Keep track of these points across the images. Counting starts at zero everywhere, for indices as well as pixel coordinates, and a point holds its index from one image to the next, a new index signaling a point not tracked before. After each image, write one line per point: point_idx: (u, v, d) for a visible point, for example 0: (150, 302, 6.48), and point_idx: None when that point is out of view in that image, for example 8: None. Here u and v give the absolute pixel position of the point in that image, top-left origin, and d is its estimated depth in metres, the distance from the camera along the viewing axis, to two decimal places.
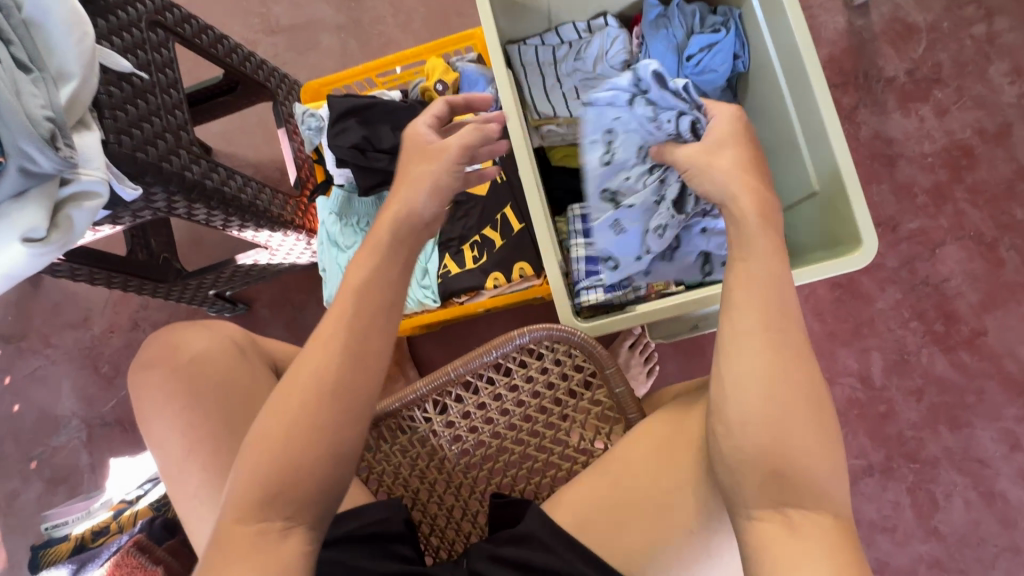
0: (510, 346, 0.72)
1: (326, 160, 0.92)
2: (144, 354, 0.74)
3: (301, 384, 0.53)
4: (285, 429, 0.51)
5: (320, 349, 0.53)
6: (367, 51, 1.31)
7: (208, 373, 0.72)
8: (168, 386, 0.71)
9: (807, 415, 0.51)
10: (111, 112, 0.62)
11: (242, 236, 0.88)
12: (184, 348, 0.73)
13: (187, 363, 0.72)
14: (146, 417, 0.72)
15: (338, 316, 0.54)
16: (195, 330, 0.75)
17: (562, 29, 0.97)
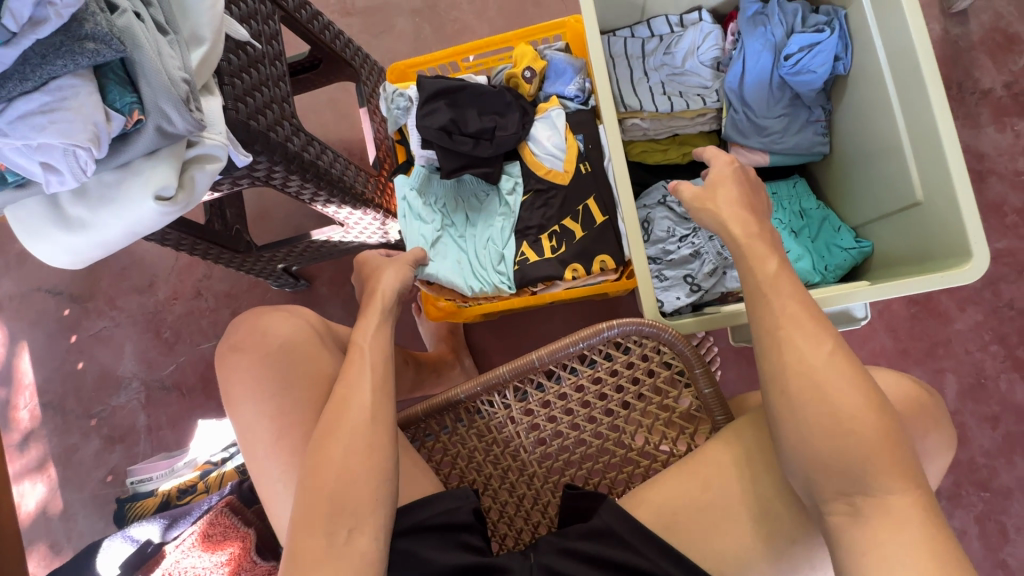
0: (597, 339, 0.71)
1: (410, 139, 0.92)
2: (230, 338, 0.75)
3: (339, 418, 0.62)
4: (337, 451, 0.60)
5: (352, 391, 0.63)
6: (440, 36, 1.31)
7: (292, 359, 0.72)
8: (252, 372, 0.71)
9: (856, 390, 0.52)
10: (230, 79, 0.63)
11: (325, 211, 0.89)
12: (271, 334, 0.73)
13: (273, 350, 0.72)
14: (231, 400, 0.72)
15: (361, 358, 0.66)
16: (278, 316, 0.75)
17: (654, 22, 0.96)
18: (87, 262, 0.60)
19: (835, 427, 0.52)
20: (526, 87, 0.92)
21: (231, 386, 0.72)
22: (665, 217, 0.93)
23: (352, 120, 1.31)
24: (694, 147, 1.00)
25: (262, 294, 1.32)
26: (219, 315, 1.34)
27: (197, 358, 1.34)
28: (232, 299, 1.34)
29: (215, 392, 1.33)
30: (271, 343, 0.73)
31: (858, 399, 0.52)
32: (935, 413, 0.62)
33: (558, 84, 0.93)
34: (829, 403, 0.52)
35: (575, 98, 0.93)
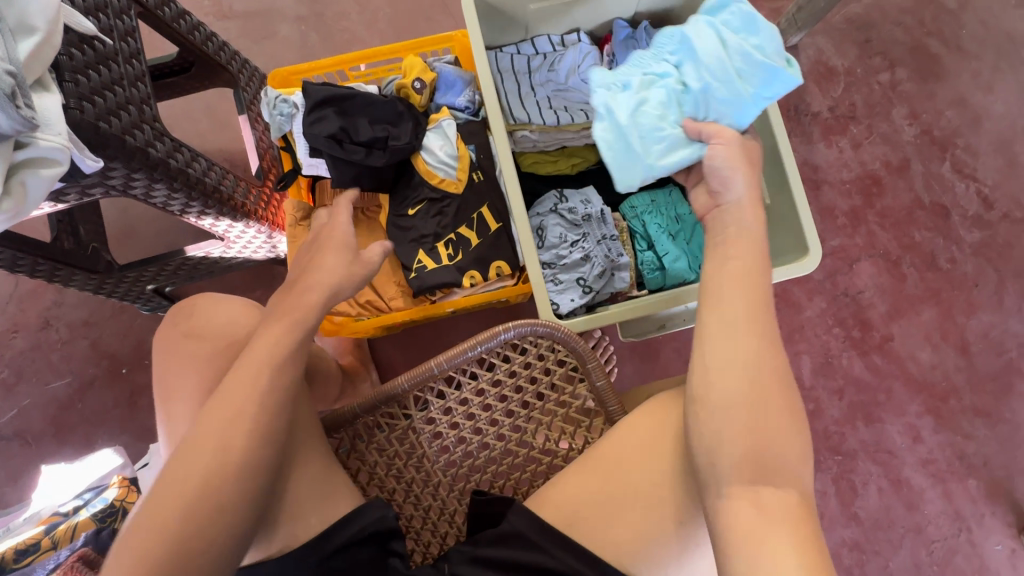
0: (494, 341, 0.73)
1: (297, 147, 0.88)
2: (185, 324, 0.67)
3: (203, 435, 0.54)
4: (196, 471, 0.53)
5: (241, 383, 0.56)
6: (328, 44, 1.28)
7: (242, 363, 0.66)
8: (192, 370, 0.65)
9: (774, 416, 0.54)
10: (72, 75, 0.56)
11: (200, 224, 0.82)
12: (240, 322, 0.68)
13: (241, 341, 0.66)
14: (165, 398, 0.65)
15: (260, 364, 0.57)
16: (228, 307, 0.69)
17: (537, 41, 1.01)
18: None
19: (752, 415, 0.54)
20: (416, 97, 0.92)
21: (165, 376, 0.66)
22: (557, 224, 0.99)
23: (233, 128, 1.22)
24: (582, 159, 1.06)
25: (128, 320, 1.17)
26: (74, 347, 1.16)
27: (46, 400, 1.15)
28: (90, 327, 1.17)
29: (69, 437, 1.14)
30: (238, 333, 0.67)
31: (773, 422, 0.54)
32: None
33: (449, 95, 0.94)
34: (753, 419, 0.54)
35: (466, 109, 0.95)
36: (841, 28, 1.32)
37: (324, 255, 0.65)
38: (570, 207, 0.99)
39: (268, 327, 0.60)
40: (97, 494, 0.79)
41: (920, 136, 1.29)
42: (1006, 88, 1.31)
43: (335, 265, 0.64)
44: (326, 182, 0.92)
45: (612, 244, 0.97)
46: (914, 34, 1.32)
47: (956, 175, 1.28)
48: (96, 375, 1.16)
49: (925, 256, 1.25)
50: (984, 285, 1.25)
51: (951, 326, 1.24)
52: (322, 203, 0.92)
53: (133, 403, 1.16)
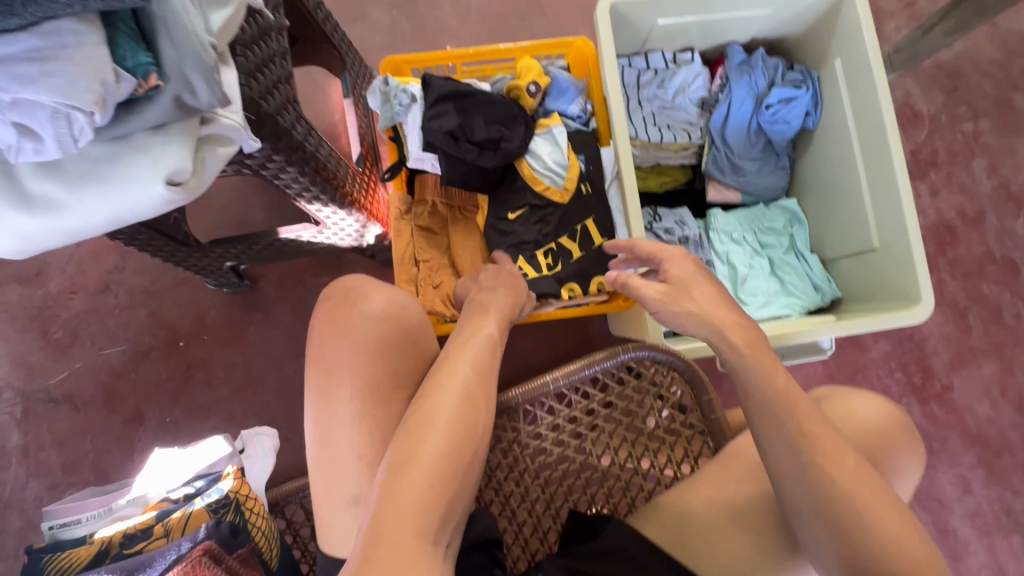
0: (612, 362, 0.71)
1: (407, 139, 0.86)
2: (360, 306, 0.66)
3: (435, 409, 0.56)
4: (434, 443, 0.54)
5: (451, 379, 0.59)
6: (418, 33, 1.25)
7: (412, 350, 0.66)
8: (361, 353, 0.64)
9: (865, 492, 0.51)
10: (243, 51, 0.54)
11: (307, 208, 0.80)
12: (410, 309, 0.68)
13: (412, 328, 0.67)
14: (323, 376, 0.65)
15: (476, 351, 0.62)
16: (390, 294, 0.68)
17: (651, 55, 0.99)
18: (35, 247, 0.47)
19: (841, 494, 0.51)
20: (529, 100, 0.90)
21: (319, 357, 0.66)
22: (652, 242, 0.97)
23: (315, 107, 1.19)
24: (671, 178, 1.06)
25: (191, 292, 1.15)
26: (132, 314, 1.13)
27: (98, 365, 1.12)
28: (150, 296, 1.14)
29: (119, 407, 1.11)
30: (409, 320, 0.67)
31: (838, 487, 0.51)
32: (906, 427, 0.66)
33: (561, 102, 0.92)
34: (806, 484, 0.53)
35: (577, 118, 0.93)
36: (930, 72, 1.31)
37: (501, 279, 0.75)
38: (666, 227, 0.98)
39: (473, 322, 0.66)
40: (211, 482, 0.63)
41: (997, 190, 1.29)
42: None
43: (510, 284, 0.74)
44: (428, 175, 0.90)
45: (707, 270, 0.96)
46: (1000, 87, 1.32)
47: None
48: (152, 346, 1.13)
49: (991, 309, 1.26)
50: None
51: (1010, 382, 1.24)
52: (422, 198, 0.90)
53: (188, 378, 1.13)
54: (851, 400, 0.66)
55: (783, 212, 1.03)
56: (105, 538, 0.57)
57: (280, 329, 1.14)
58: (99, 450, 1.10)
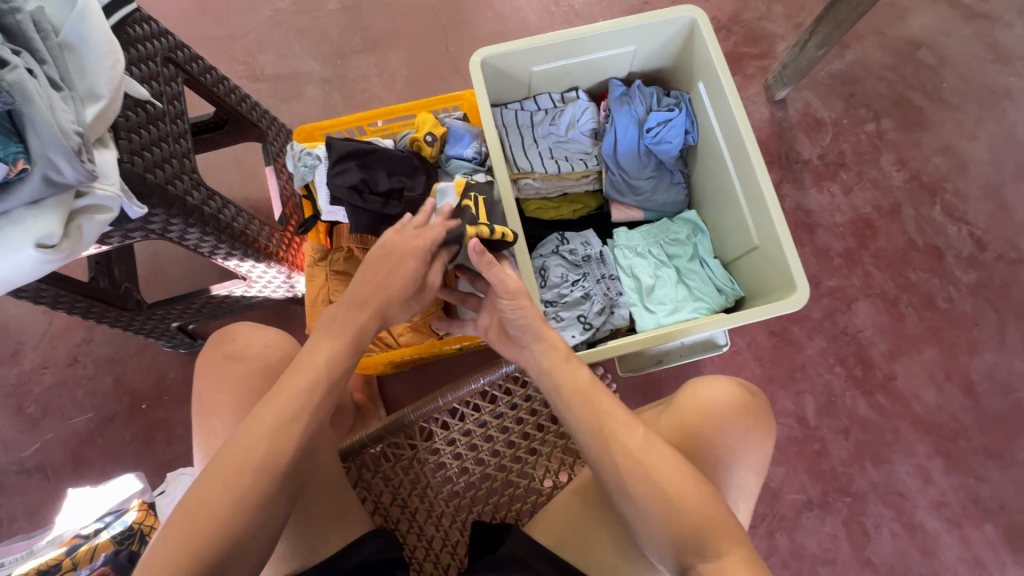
0: (497, 374, 0.76)
1: (318, 195, 0.96)
2: (227, 347, 0.72)
3: (262, 424, 0.58)
4: (247, 451, 0.56)
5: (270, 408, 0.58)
6: (349, 103, 1.40)
7: (273, 384, 0.71)
8: (229, 388, 0.69)
9: (676, 488, 0.57)
10: (127, 134, 0.64)
11: (227, 265, 0.89)
12: (274, 346, 0.73)
13: (274, 364, 0.72)
14: (203, 412, 0.70)
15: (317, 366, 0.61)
16: (264, 334, 0.74)
17: (539, 98, 1.10)
18: None
19: (661, 503, 0.57)
20: (428, 149, 1.01)
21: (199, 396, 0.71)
22: (559, 264, 1.04)
23: (259, 177, 1.32)
24: (582, 204, 1.14)
25: (151, 356, 1.23)
26: (99, 382, 1.22)
27: (67, 434, 1.19)
28: (115, 363, 1.23)
29: (87, 472, 1.18)
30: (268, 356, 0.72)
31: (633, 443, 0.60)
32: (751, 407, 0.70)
33: (458, 147, 1.03)
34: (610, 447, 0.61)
35: (473, 159, 1.03)
36: (826, 82, 1.41)
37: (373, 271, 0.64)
38: (571, 249, 1.05)
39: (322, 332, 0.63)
40: (115, 515, 0.80)
41: (909, 182, 1.35)
42: (989, 136, 1.38)
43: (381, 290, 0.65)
44: (343, 225, 0.99)
45: (610, 283, 1.02)
46: (896, 88, 1.41)
47: (947, 217, 1.33)
48: (117, 411, 1.21)
49: (922, 296, 1.28)
50: (984, 325, 1.26)
51: (954, 365, 1.24)
52: (339, 245, 0.99)
53: (150, 438, 1.19)
54: (699, 386, 0.70)
55: (686, 224, 1.10)
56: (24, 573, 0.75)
57: None
58: None
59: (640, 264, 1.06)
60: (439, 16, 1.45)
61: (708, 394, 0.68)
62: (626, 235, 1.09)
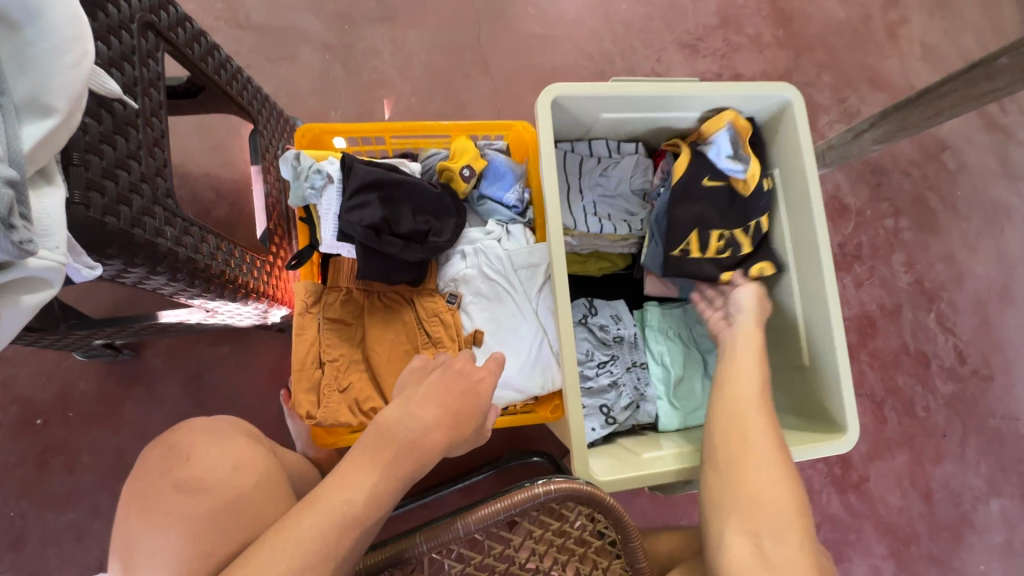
0: (530, 504, 0.64)
1: (320, 223, 0.76)
2: (179, 471, 0.55)
3: None
4: None
5: (279, 542, 0.48)
6: (354, 81, 1.16)
7: (244, 521, 0.53)
8: (175, 527, 0.51)
9: (780, 479, 0.63)
10: (81, 156, 0.43)
11: (187, 302, 0.68)
12: (245, 471, 0.57)
13: (247, 495, 0.55)
14: (128, 563, 0.51)
15: (325, 521, 0.50)
16: (230, 452, 0.58)
17: (594, 142, 0.95)
18: None
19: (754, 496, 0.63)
20: (461, 184, 0.83)
21: (129, 536, 0.53)
22: (585, 338, 0.93)
23: (229, 153, 1.07)
24: (611, 263, 1.02)
25: (57, 359, 0.98)
26: None
27: None
28: (4, 362, 0.96)
29: None
30: (242, 480, 0.56)
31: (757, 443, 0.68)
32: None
33: (496, 188, 0.86)
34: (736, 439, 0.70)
35: (513, 206, 0.87)
36: (857, 167, 1.37)
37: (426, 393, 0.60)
38: (601, 323, 0.94)
39: (341, 471, 0.53)
40: None
41: (913, 285, 1.36)
42: (989, 252, 1.41)
43: (439, 416, 0.58)
44: (343, 260, 0.80)
45: (640, 372, 0.92)
46: (918, 187, 1.40)
47: (939, 327, 1.35)
48: (0, 424, 0.95)
49: (905, 401, 1.31)
50: (952, 437, 1.31)
51: (919, 472, 1.29)
52: (335, 284, 0.80)
53: (44, 463, 0.96)
54: None
55: None
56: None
57: (165, 406, 1.00)
58: None
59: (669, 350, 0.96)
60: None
61: None
62: (659, 315, 0.98)
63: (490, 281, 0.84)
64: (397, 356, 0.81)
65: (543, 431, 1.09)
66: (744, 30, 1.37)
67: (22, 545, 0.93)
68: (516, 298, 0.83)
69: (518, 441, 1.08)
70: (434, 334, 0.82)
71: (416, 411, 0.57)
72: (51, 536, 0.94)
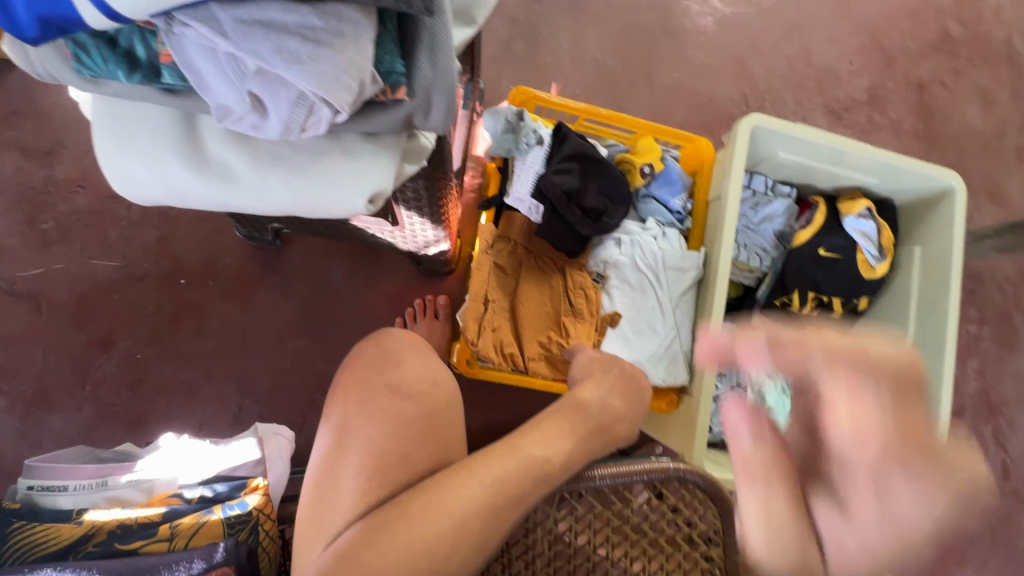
0: (660, 476, 0.71)
1: (515, 177, 0.84)
2: (391, 373, 0.64)
3: (447, 503, 0.54)
4: (460, 513, 0.54)
5: (480, 468, 0.57)
6: (529, 59, 1.24)
7: (437, 437, 0.62)
8: (386, 416, 0.60)
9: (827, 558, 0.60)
10: None
11: (401, 214, 0.77)
12: (441, 387, 0.65)
13: (440, 410, 0.63)
14: (340, 428, 0.61)
15: (528, 466, 0.59)
16: (432, 368, 0.66)
17: (754, 177, 1.03)
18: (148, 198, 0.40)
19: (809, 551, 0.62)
20: (637, 179, 0.91)
21: (345, 405, 0.63)
22: None
23: None
24: None
25: (211, 231, 1.05)
26: (139, 232, 1.02)
27: (81, 274, 1.00)
28: (166, 220, 1.03)
29: (88, 325, 1.00)
30: (439, 396, 0.64)
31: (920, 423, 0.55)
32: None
33: (665, 192, 0.92)
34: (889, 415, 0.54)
35: (674, 212, 0.93)
36: None
37: (598, 384, 0.71)
38: None
39: (541, 428, 0.63)
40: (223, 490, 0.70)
41: (979, 393, 1.41)
42: None
43: (616, 409, 0.69)
44: (518, 215, 0.87)
45: None
46: (1008, 304, 1.44)
47: (993, 439, 1.39)
48: (148, 273, 1.02)
49: None
50: (978, 544, 1.35)
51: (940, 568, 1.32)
52: (507, 234, 0.87)
53: (176, 320, 1.03)
54: None
55: None
56: (94, 525, 0.63)
57: (293, 301, 1.07)
58: (49, 364, 0.98)
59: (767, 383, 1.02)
60: (655, 15, 1.31)
61: None
62: None
63: (641, 272, 0.90)
64: (541, 315, 0.88)
65: None
66: (887, 112, 1.43)
67: (138, 387, 1.00)
68: (660, 295, 0.89)
69: None
70: (577, 305, 0.89)
71: (608, 401, 0.69)
72: (164, 387, 1.01)
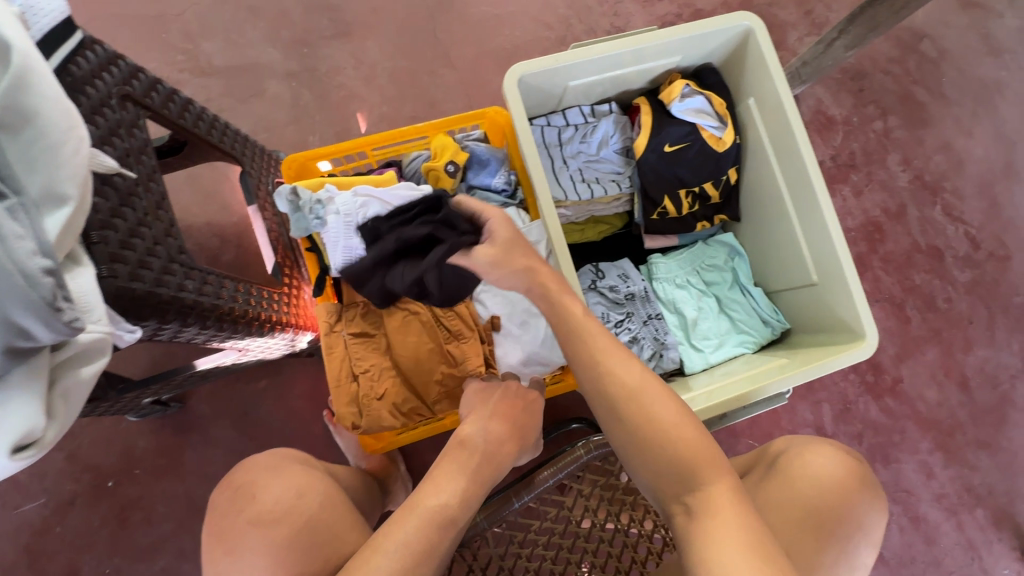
0: (575, 465, 0.69)
1: (328, 251, 0.80)
2: (250, 509, 0.60)
3: None
4: None
5: (371, 551, 0.53)
6: (324, 102, 1.18)
7: (324, 541, 0.58)
8: (264, 554, 0.56)
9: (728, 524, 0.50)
10: (100, 233, 0.49)
11: (222, 344, 0.71)
12: (308, 496, 0.62)
13: (316, 515, 0.60)
14: None
15: (428, 522, 0.55)
16: (289, 482, 0.63)
17: (568, 112, 0.97)
18: None
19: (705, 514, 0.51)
20: (448, 181, 0.86)
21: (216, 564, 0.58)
22: (599, 302, 0.96)
23: (223, 199, 1.12)
24: (609, 225, 1.05)
25: (112, 424, 1.04)
26: (47, 461, 1.01)
27: (16, 526, 1.00)
28: (65, 437, 1.02)
29: (48, 567, 1.00)
30: (310, 503, 0.61)
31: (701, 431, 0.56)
32: (868, 478, 0.68)
33: (483, 176, 0.88)
34: (602, 379, 0.59)
35: (502, 190, 0.89)
36: (835, 77, 1.37)
37: (481, 411, 0.68)
38: (611, 284, 0.97)
39: (434, 476, 0.59)
40: None
41: (913, 181, 1.35)
42: (985, 133, 1.37)
43: (514, 429, 0.67)
44: None
45: (658, 324, 0.96)
46: (901, 83, 1.37)
47: (947, 218, 1.34)
48: (77, 493, 1.02)
49: (925, 297, 1.31)
50: (978, 322, 1.31)
51: (952, 363, 1.29)
52: (352, 300, 0.84)
53: (124, 520, 1.02)
54: (805, 452, 0.69)
55: (722, 246, 1.03)
56: None
57: (221, 447, 1.05)
58: None
59: (681, 294, 0.99)
60: None
61: (820, 463, 0.67)
62: (664, 263, 1.01)
63: None
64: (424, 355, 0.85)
65: (576, 398, 1.10)
66: None
67: None
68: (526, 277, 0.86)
69: (559, 411, 1.10)
70: (455, 328, 0.85)
71: (490, 428, 0.65)
72: None
